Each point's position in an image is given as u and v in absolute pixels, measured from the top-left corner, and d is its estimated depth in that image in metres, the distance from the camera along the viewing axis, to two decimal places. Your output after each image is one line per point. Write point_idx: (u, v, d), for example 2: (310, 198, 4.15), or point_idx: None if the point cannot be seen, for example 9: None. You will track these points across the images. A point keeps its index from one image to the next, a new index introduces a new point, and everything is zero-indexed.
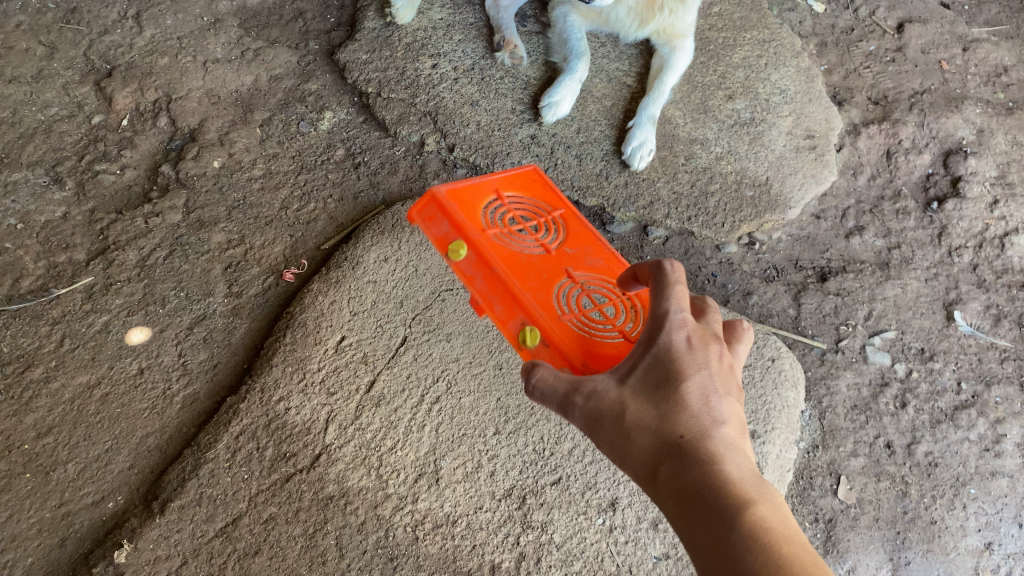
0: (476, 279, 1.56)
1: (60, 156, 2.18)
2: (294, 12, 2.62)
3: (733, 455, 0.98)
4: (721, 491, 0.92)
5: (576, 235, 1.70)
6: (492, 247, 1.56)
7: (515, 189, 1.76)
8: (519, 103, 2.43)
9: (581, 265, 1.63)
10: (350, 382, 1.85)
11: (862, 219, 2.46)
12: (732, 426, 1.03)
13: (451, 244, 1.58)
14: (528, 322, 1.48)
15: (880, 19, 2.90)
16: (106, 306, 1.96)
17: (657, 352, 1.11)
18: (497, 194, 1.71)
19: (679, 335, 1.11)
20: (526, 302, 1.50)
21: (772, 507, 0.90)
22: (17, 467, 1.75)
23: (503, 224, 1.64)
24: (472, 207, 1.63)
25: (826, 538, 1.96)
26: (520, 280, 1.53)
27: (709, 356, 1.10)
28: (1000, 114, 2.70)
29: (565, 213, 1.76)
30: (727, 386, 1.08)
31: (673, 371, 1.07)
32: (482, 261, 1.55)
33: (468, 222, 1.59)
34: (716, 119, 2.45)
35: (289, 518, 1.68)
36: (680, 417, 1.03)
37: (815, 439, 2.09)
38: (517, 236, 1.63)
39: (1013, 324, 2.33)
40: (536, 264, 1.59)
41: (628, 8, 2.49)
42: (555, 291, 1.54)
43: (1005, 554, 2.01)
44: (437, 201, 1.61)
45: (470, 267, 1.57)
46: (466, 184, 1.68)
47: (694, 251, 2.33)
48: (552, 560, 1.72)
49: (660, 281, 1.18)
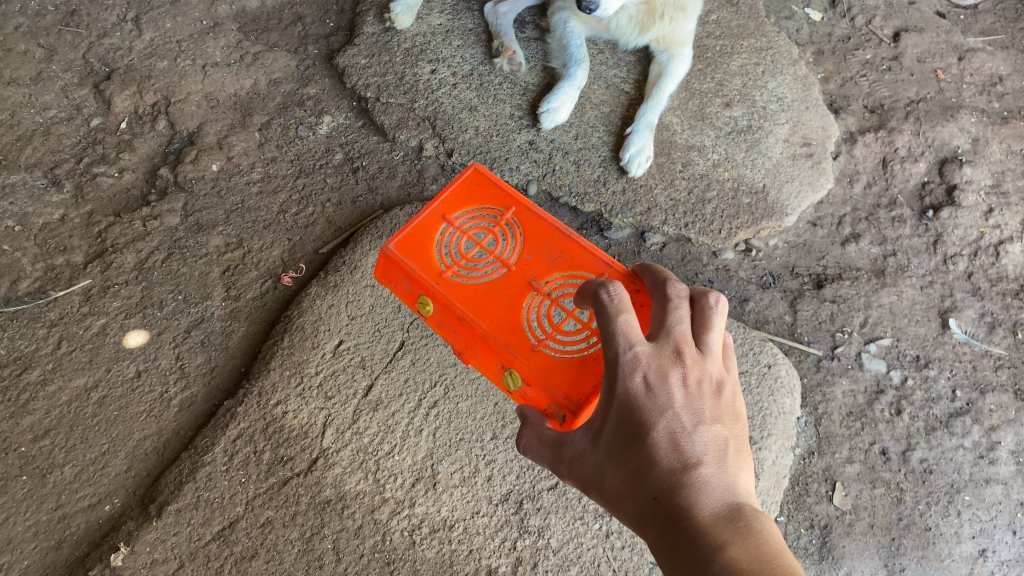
0: (452, 329, 1.56)
1: (58, 158, 2.18)
2: (293, 16, 2.62)
3: (705, 496, 0.98)
4: (694, 545, 0.94)
5: (533, 233, 1.64)
6: (454, 294, 1.54)
7: (460, 202, 1.68)
8: (517, 109, 2.44)
9: (545, 272, 1.59)
10: (349, 386, 1.85)
11: (858, 226, 2.47)
12: (705, 459, 1.02)
13: (420, 301, 1.58)
14: (507, 365, 1.49)
15: (877, 28, 2.93)
16: (103, 309, 1.96)
17: (619, 404, 1.11)
18: (446, 221, 1.64)
19: (635, 379, 1.10)
20: (501, 343, 1.50)
21: (745, 545, 0.91)
22: (13, 469, 1.75)
23: (460, 256, 1.60)
24: (423, 251, 1.59)
25: (821, 544, 1.97)
26: (489, 321, 1.52)
27: (670, 390, 1.08)
28: (995, 123, 2.72)
29: (517, 209, 1.67)
30: (696, 414, 1.07)
31: (637, 423, 1.07)
32: (449, 310, 1.54)
33: (424, 273, 1.56)
34: (714, 126, 2.46)
35: (287, 522, 1.69)
36: (650, 471, 1.03)
37: (811, 445, 2.10)
38: (475, 263, 1.59)
39: (1007, 332, 2.34)
40: (499, 292, 1.56)
41: (629, 15, 2.51)
42: (524, 316, 1.53)
43: (999, 561, 2.02)
44: (391, 261, 1.59)
45: (442, 319, 1.57)
46: (410, 226, 1.62)
47: (692, 257, 2.34)
48: (548, 565, 1.73)
49: (605, 322, 1.16)
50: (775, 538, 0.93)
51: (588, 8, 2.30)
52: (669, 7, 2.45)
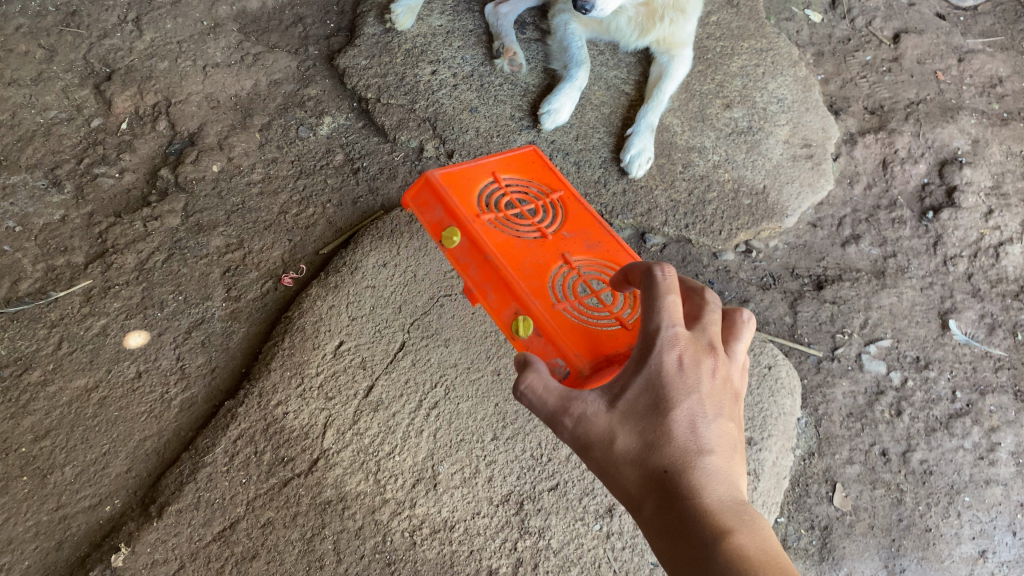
0: (471, 265, 1.58)
1: (59, 158, 2.17)
2: (294, 17, 2.63)
3: (712, 483, 0.99)
4: (700, 525, 0.94)
5: (576, 218, 1.71)
6: (486, 234, 1.57)
7: (512, 167, 1.77)
8: (518, 111, 2.44)
9: (579, 251, 1.64)
10: (349, 387, 1.85)
11: (858, 228, 2.48)
12: (719, 452, 1.03)
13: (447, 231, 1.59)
14: (523, 311, 1.49)
15: (877, 29, 2.93)
16: (104, 310, 1.96)
17: (647, 375, 1.09)
18: (493, 176, 1.71)
19: (670, 355, 1.09)
20: (520, 289, 1.51)
21: (751, 536, 0.92)
22: (14, 469, 1.75)
23: (499, 208, 1.65)
24: (465, 190, 1.64)
25: (822, 545, 1.97)
26: (514, 267, 1.54)
27: (700, 376, 1.08)
28: (995, 125, 2.72)
29: (564, 193, 1.76)
30: (717, 407, 1.07)
31: (662, 398, 1.06)
32: (477, 247, 1.56)
33: (462, 207, 1.60)
34: (714, 128, 2.46)
35: (287, 523, 1.69)
36: (667, 446, 1.03)
37: (811, 446, 2.10)
38: (512, 220, 1.64)
39: (1007, 333, 2.34)
40: (531, 250, 1.59)
41: (629, 17, 2.52)
42: (550, 277, 1.56)
43: (999, 562, 2.02)
44: (431, 187, 1.63)
45: (464, 254, 1.59)
46: (460, 167, 1.69)
47: (692, 259, 2.31)
48: (549, 566, 1.73)
49: (650, 293, 1.14)
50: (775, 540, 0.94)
51: (585, 8, 2.29)
52: (668, 10, 2.46)
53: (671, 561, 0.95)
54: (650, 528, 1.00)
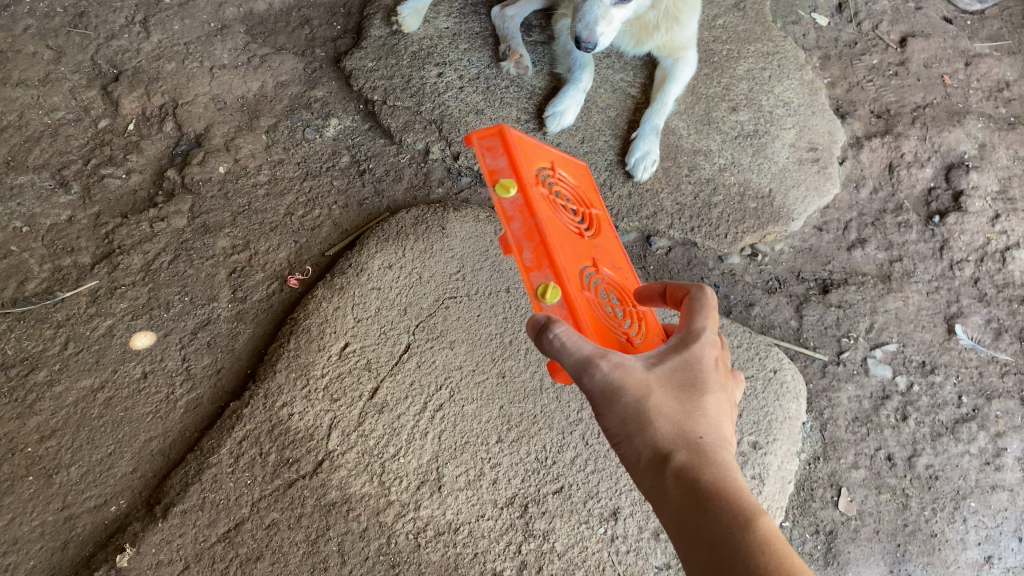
0: (514, 221, 1.47)
1: (66, 159, 2.18)
2: (300, 19, 2.64)
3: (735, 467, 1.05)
4: (737, 493, 0.98)
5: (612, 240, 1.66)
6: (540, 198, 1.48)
7: (569, 170, 1.70)
8: (523, 113, 2.45)
9: (607, 262, 1.57)
10: (354, 389, 1.86)
11: (864, 231, 2.47)
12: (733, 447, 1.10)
13: (505, 181, 1.49)
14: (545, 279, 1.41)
15: (883, 33, 2.93)
16: (110, 310, 1.96)
17: (687, 358, 1.15)
18: (554, 163, 1.65)
19: (711, 351, 1.16)
20: (557, 262, 1.42)
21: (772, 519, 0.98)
22: (20, 469, 1.75)
23: (552, 191, 1.58)
24: (530, 155, 1.57)
25: (826, 549, 1.96)
26: (557, 240, 1.45)
27: (728, 383, 1.15)
28: (1002, 129, 2.72)
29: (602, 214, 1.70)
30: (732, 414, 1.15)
31: (701, 379, 1.12)
32: (528, 207, 1.47)
33: (526, 169, 1.51)
34: (720, 131, 2.46)
35: (291, 524, 1.69)
36: (699, 423, 1.08)
37: (816, 451, 2.09)
38: (558, 205, 1.56)
39: (1013, 338, 2.33)
40: (571, 235, 1.51)
41: (625, 29, 2.54)
42: (580, 267, 1.47)
43: (1005, 567, 2.01)
44: (505, 136, 1.54)
45: (513, 207, 1.48)
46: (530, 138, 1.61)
47: (697, 262, 2.33)
48: (553, 569, 1.72)
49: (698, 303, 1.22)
50: None
51: (588, 47, 2.24)
52: (662, 19, 2.44)
53: (697, 516, 0.97)
54: (679, 484, 1.01)
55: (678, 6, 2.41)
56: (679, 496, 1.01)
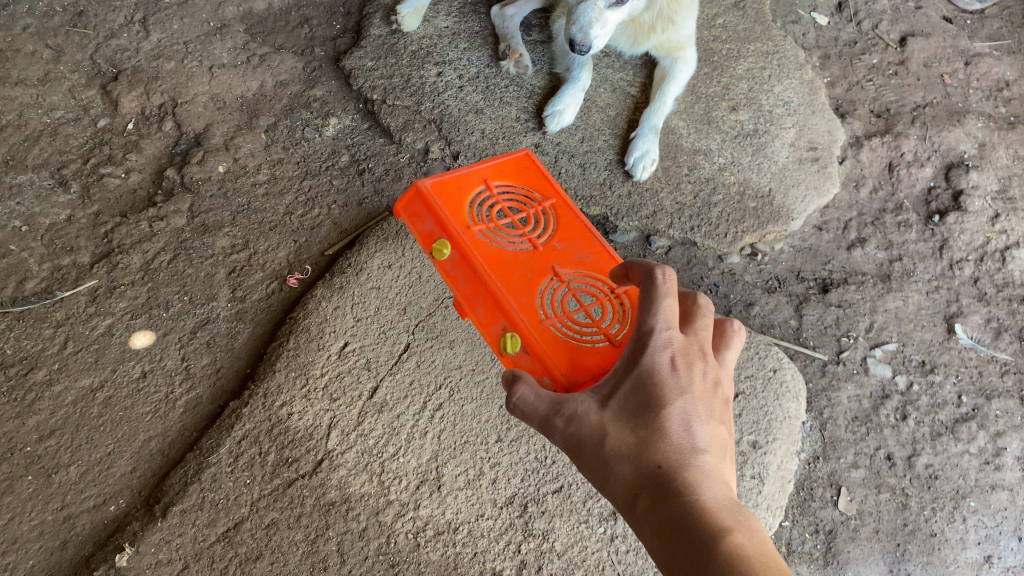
0: (461, 279, 1.57)
1: (65, 159, 2.18)
2: (300, 19, 2.64)
3: (710, 479, 1.00)
4: (699, 518, 0.94)
5: (567, 228, 1.67)
6: (476, 246, 1.56)
7: (506, 177, 1.73)
8: (523, 112, 2.45)
9: (569, 261, 1.60)
10: (353, 388, 1.86)
11: (864, 231, 2.47)
12: (712, 453, 1.04)
13: (438, 243, 1.58)
14: (509, 328, 1.48)
15: (883, 32, 2.92)
16: (109, 310, 1.96)
17: (639, 374, 1.12)
18: (486, 183, 1.69)
19: (663, 356, 1.12)
20: (508, 304, 1.50)
21: (748, 532, 0.92)
22: (18, 469, 1.74)
23: (490, 221, 1.62)
24: (456, 199, 1.62)
25: (826, 549, 1.96)
26: (503, 281, 1.52)
27: (692, 380, 1.10)
28: (1002, 129, 2.71)
29: (555, 202, 1.71)
30: (709, 410, 1.09)
31: (656, 395, 1.09)
32: (466, 260, 1.55)
33: (453, 218, 1.58)
34: (720, 130, 2.46)
35: (291, 524, 1.69)
36: (661, 444, 1.04)
37: (816, 450, 2.09)
38: (501, 232, 1.60)
39: (1013, 338, 2.33)
40: (520, 263, 1.56)
41: (621, 30, 2.54)
42: (538, 290, 1.53)
43: (1005, 567, 2.01)
44: (422, 196, 1.61)
45: (455, 267, 1.58)
46: (451, 175, 1.66)
47: (697, 261, 2.30)
48: (552, 569, 1.72)
49: (648, 297, 1.18)
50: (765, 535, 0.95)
51: (583, 51, 2.24)
52: (657, 20, 2.43)
53: (665, 557, 0.95)
54: (646, 524, 1.00)
55: (672, 6, 2.40)
56: (649, 537, 0.99)
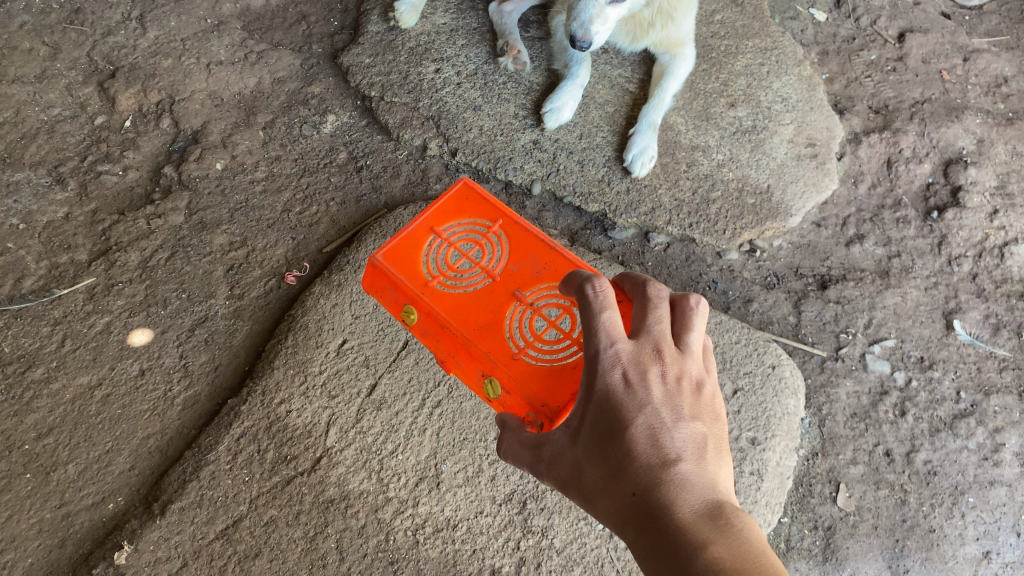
0: (434, 338, 1.55)
1: (62, 156, 2.17)
2: (297, 15, 2.63)
3: (686, 493, 0.95)
4: (678, 542, 0.90)
5: (519, 244, 1.63)
6: (437, 301, 1.53)
7: (449, 215, 1.68)
8: (521, 109, 2.44)
9: (528, 281, 1.57)
10: (352, 386, 1.85)
11: (863, 227, 2.47)
12: (687, 459, 0.99)
13: (405, 310, 1.56)
14: (488, 373, 1.47)
15: (881, 28, 2.92)
16: (107, 307, 1.96)
17: (598, 399, 1.07)
18: (433, 232, 1.64)
19: (615, 374, 1.07)
20: (481, 350, 1.48)
21: (730, 543, 0.87)
22: (17, 467, 1.74)
23: (446, 270, 1.58)
24: (409, 261, 1.59)
25: (825, 545, 1.96)
26: (470, 328, 1.50)
27: (650, 389, 1.05)
28: (1000, 124, 2.71)
29: (504, 221, 1.67)
30: (676, 412, 1.03)
31: (617, 419, 1.04)
32: (432, 319, 1.53)
33: (410, 282, 1.56)
34: (718, 127, 2.46)
35: (290, 521, 1.69)
36: (630, 470, 0.99)
37: (815, 446, 2.09)
38: (459, 276, 1.57)
39: (1012, 333, 2.33)
40: (483, 301, 1.54)
41: (620, 27, 2.54)
42: (506, 324, 1.51)
43: (1003, 563, 2.01)
44: (377, 270, 1.58)
45: (425, 327, 1.56)
46: (397, 237, 1.62)
47: (695, 258, 2.33)
48: (552, 565, 1.72)
49: (587, 316, 1.13)
50: (758, 535, 0.89)
51: (583, 47, 2.24)
52: (656, 16, 2.43)
53: None
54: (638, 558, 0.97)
55: (672, 3, 2.40)
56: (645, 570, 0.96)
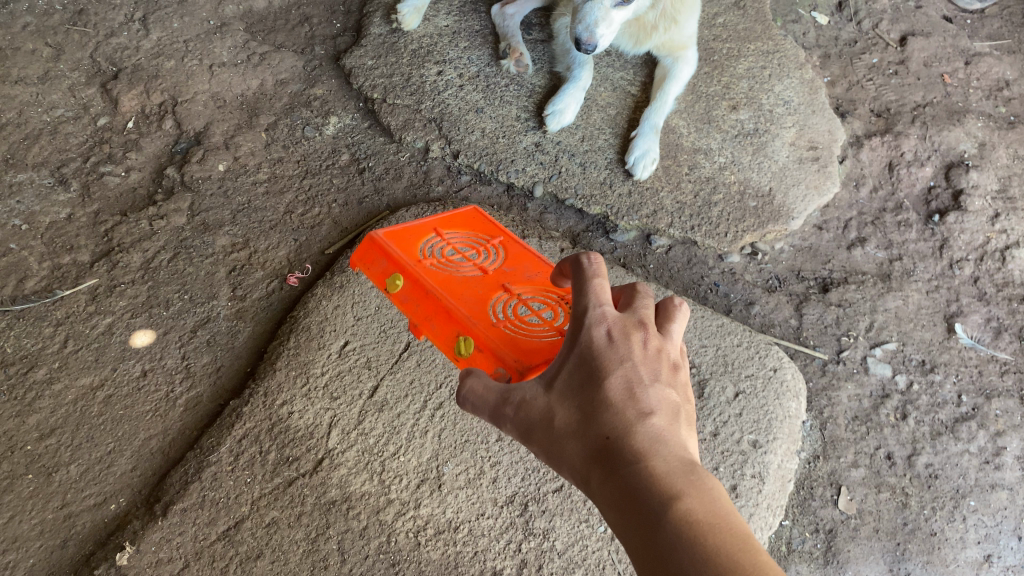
0: (414, 304, 1.53)
1: (65, 157, 2.18)
2: (300, 18, 2.64)
3: (659, 445, 0.94)
4: (648, 488, 0.89)
5: (515, 254, 1.65)
6: (427, 274, 1.54)
7: (454, 225, 1.74)
8: (523, 111, 2.44)
9: (519, 280, 1.56)
10: (354, 387, 1.86)
11: (864, 230, 2.47)
12: (661, 416, 0.98)
13: (391, 277, 1.57)
14: (464, 334, 1.43)
15: (883, 32, 2.93)
16: (110, 308, 1.96)
17: (580, 351, 1.07)
18: (436, 232, 1.69)
19: (600, 330, 1.07)
20: (462, 315, 1.45)
21: (701, 497, 0.86)
22: (19, 467, 1.73)
23: (440, 257, 1.61)
24: (408, 242, 1.63)
25: (826, 548, 1.96)
26: (453, 297, 1.49)
27: (631, 348, 1.05)
28: (1002, 128, 2.72)
29: (504, 238, 1.70)
30: (655, 374, 1.03)
31: (596, 369, 1.04)
32: (418, 286, 1.52)
33: (403, 255, 1.59)
34: (720, 129, 2.46)
35: (292, 522, 1.68)
36: (604, 417, 0.99)
37: (816, 449, 2.10)
38: (451, 263, 1.59)
39: (1013, 337, 2.33)
40: (472, 283, 1.54)
41: (623, 30, 2.55)
42: (490, 302, 1.49)
43: (1005, 566, 1.99)
44: (374, 244, 1.63)
45: (406, 294, 1.55)
46: (403, 225, 1.69)
47: (697, 260, 2.32)
48: (553, 568, 1.71)
49: (580, 277, 1.15)
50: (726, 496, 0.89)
51: (587, 50, 2.23)
52: (660, 19, 2.44)
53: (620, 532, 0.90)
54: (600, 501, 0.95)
55: (676, 6, 2.41)
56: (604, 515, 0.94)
